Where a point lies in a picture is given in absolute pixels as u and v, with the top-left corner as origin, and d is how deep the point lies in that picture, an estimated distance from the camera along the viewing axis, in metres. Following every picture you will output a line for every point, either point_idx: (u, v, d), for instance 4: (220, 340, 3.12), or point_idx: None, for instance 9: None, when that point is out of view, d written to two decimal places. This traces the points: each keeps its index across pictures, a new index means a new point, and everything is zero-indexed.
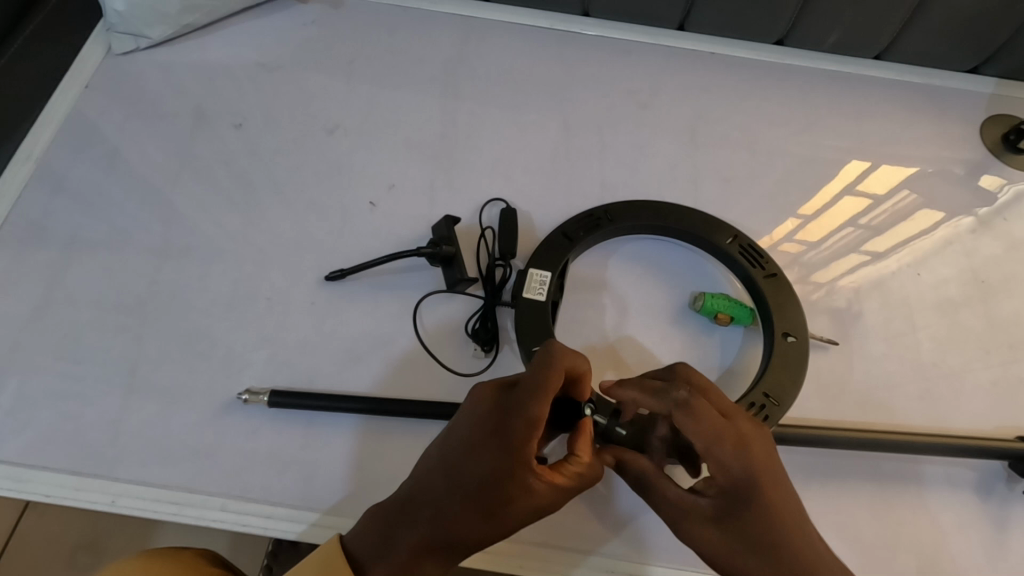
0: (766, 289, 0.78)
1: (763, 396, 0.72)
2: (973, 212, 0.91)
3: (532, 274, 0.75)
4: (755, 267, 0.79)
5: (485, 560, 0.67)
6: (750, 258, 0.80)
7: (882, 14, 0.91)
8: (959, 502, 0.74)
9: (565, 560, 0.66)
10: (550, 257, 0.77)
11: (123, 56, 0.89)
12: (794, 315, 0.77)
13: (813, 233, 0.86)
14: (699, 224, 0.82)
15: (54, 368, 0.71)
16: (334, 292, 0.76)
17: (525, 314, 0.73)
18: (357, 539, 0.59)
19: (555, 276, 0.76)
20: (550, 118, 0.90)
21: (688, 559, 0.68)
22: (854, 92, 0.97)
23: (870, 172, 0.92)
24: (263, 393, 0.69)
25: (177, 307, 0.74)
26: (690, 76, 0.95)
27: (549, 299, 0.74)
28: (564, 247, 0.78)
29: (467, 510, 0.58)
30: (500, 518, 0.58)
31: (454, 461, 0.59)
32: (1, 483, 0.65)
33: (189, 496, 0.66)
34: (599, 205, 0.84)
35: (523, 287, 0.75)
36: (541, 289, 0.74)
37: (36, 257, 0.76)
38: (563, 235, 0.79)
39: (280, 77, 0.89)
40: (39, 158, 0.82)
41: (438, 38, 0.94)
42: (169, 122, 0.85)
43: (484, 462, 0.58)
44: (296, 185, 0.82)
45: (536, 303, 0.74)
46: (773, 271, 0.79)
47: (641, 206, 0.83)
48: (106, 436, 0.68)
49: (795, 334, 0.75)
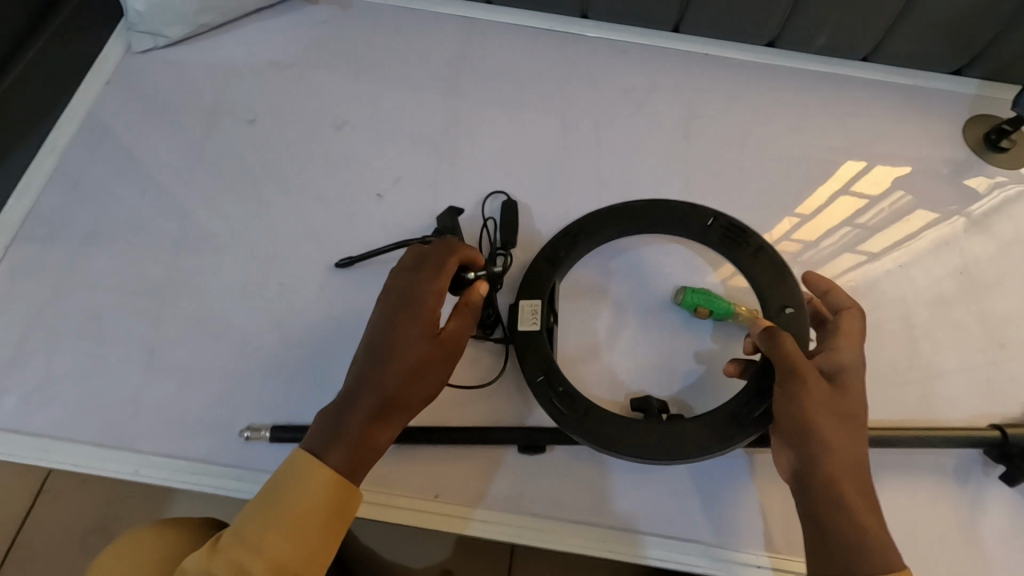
0: (752, 270, 0.80)
1: (764, 379, 0.72)
2: (966, 213, 0.94)
3: (522, 304, 0.78)
4: (740, 249, 0.82)
5: (504, 530, 0.70)
6: (733, 240, 0.82)
7: (869, 16, 0.95)
8: (938, 489, 0.78)
9: (576, 530, 0.71)
10: (538, 282, 0.79)
11: (141, 54, 0.93)
12: (788, 288, 0.77)
13: (811, 234, 0.90)
14: (679, 214, 0.84)
15: (77, 348, 0.75)
16: (343, 280, 0.80)
17: (524, 344, 0.75)
18: (315, 440, 0.61)
19: (544, 303, 0.78)
20: (550, 116, 0.94)
21: (684, 530, 0.71)
22: (843, 92, 1.01)
23: (865, 173, 0.95)
24: (263, 430, 0.71)
25: (193, 291, 0.79)
26: (684, 76, 0.99)
27: (544, 325, 0.76)
28: (550, 270, 0.80)
29: (406, 366, 0.63)
30: (439, 370, 0.65)
31: (370, 340, 0.65)
32: (30, 453, 0.70)
33: (206, 467, 0.70)
34: (574, 220, 0.85)
35: (517, 320, 0.77)
36: (534, 318, 0.77)
37: (60, 244, 0.80)
38: (545, 258, 0.81)
39: (291, 75, 0.94)
40: (62, 150, 0.86)
41: (443, 39, 0.98)
42: (186, 117, 0.89)
43: (407, 331, 0.64)
44: (307, 178, 0.86)
45: (532, 332, 0.76)
46: (757, 245, 0.81)
47: (619, 213, 0.84)
48: (127, 412, 0.72)
49: (790, 305, 0.76)
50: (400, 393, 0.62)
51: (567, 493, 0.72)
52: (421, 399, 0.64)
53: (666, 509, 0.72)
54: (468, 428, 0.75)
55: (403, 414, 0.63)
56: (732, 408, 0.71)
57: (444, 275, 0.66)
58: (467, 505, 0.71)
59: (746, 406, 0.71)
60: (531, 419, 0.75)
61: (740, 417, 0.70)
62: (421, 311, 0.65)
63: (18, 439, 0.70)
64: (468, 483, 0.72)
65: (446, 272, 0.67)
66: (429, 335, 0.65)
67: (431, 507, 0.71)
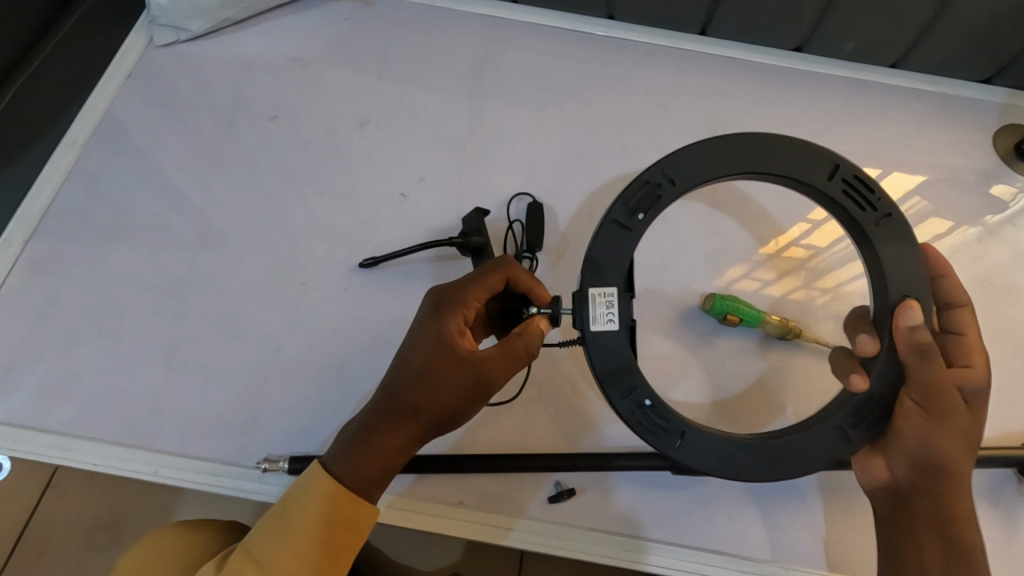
0: (877, 238, 0.63)
1: (881, 382, 0.61)
2: (982, 221, 0.93)
3: (592, 295, 0.58)
4: (864, 209, 0.63)
5: (530, 538, 0.70)
6: (857, 198, 0.63)
7: (901, 22, 0.93)
8: None
9: (600, 541, 0.70)
10: (608, 264, 0.59)
11: (163, 47, 0.92)
12: (915, 270, 0.62)
13: (825, 240, 0.84)
14: (792, 155, 0.63)
15: (97, 345, 0.74)
16: (365, 280, 0.79)
17: (597, 352, 0.58)
18: (334, 460, 0.59)
19: (623, 290, 0.59)
20: (575, 117, 0.93)
21: (705, 541, 0.72)
22: (869, 98, 1.00)
23: (881, 180, 0.94)
24: (280, 461, 0.69)
25: (214, 289, 0.78)
26: (709, 79, 0.98)
27: (623, 322, 0.58)
28: (624, 244, 0.60)
29: (422, 377, 0.58)
30: (458, 389, 0.58)
31: (403, 346, 0.61)
32: (50, 451, 0.69)
33: (227, 468, 0.70)
34: (654, 159, 0.61)
35: (587, 317, 0.58)
36: (609, 315, 0.58)
37: (80, 240, 0.79)
38: (618, 222, 0.60)
39: (313, 72, 0.92)
40: (82, 144, 0.85)
41: (468, 37, 0.97)
42: (208, 112, 0.88)
43: (432, 336, 0.59)
44: (330, 175, 0.85)
45: (609, 333, 0.58)
46: (886, 210, 0.63)
47: (721, 153, 0.62)
48: (147, 412, 0.72)
49: (914, 293, 0.62)
50: (415, 406, 0.58)
51: (590, 502, 0.72)
52: (435, 416, 0.58)
53: (689, 519, 0.72)
54: (494, 434, 0.74)
55: (416, 432, 0.59)
56: (840, 424, 0.60)
57: (476, 286, 0.62)
58: (496, 514, 0.70)
59: (855, 418, 0.61)
60: (559, 422, 0.74)
61: (850, 433, 0.61)
62: (441, 315, 0.60)
63: (37, 437, 0.70)
64: (494, 490, 0.71)
65: (482, 283, 0.62)
66: (446, 344, 0.59)
67: (458, 514, 0.70)
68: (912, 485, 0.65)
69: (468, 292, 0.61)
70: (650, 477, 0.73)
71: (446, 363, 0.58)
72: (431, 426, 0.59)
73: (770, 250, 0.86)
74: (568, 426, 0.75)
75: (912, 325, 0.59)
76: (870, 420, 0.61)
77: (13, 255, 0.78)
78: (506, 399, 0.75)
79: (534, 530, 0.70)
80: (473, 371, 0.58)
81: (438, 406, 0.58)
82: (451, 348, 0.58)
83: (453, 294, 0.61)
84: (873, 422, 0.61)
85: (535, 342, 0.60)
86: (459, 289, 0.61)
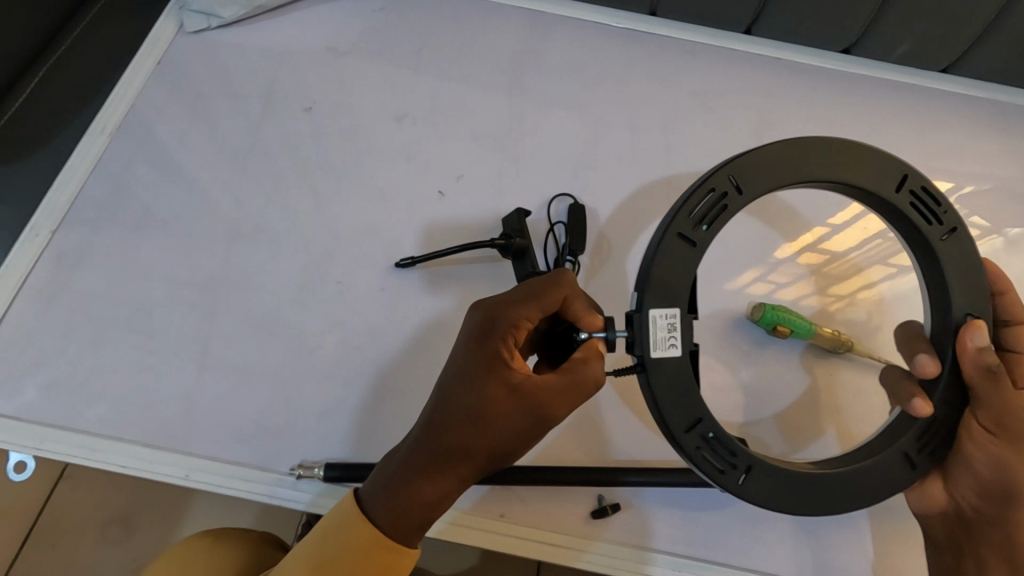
0: (943, 254, 0.59)
1: (943, 405, 0.59)
2: (1002, 231, 0.90)
3: (652, 316, 0.53)
4: (931, 224, 0.59)
5: (567, 556, 0.68)
6: (924, 210, 0.58)
7: (959, 26, 0.90)
8: None
9: (645, 559, 0.68)
10: (670, 283, 0.54)
11: (194, 34, 0.89)
12: (976, 283, 0.59)
13: (842, 244, 0.84)
14: (858, 165, 0.58)
15: (127, 342, 0.72)
16: (403, 281, 0.77)
17: (658, 379, 0.53)
18: (371, 491, 0.56)
19: (683, 312, 0.54)
20: (617, 116, 0.90)
21: (750, 562, 0.69)
22: (919, 103, 0.96)
23: None
24: (315, 468, 0.67)
25: (247, 287, 0.75)
26: (755, 80, 0.95)
27: (685, 347, 0.54)
28: (688, 261, 0.55)
29: (472, 410, 0.55)
30: (513, 425, 0.55)
31: (446, 371, 0.58)
32: (77, 451, 0.67)
33: (260, 474, 0.67)
34: (719, 161, 0.55)
35: (647, 342, 0.54)
36: (672, 339, 0.53)
37: (109, 232, 0.77)
38: (681, 236, 0.55)
39: (348, 63, 0.89)
40: (111, 133, 0.82)
41: (507, 31, 0.94)
42: (241, 102, 0.86)
43: (480, 365, 0.56)
44: (366, 171, 0.83)
45: (671, 359, 0.54)
46: (952, 224, 0.59)
47: (789, 155, 0.57)
48: (178, 412, 0.69)
49: (977, 310, 0.59)
50: (465, 440, 0.54)
51: (633, 519, 0.70)
52: (491, 452, 0.55)
53: (734, 538, 0.70)
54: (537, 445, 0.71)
55: (467, 468, 0.55)
56: (906, 452, 0.58)
57: (533, 306, 0.57)
58: (541, 530, 0.68)
59: (918, 444, 0.58)
60: (599, 436, 0.72)
61: (914, 459, 0.58)
62: (493, 341, 0.57)
63: (64, 436, 0.67)
64: (534, 506, 0.69)
65: (537, 302, 0.57)
66: (499, 374, 0.55)
67: (501, 528, 0.68)
68: (975, 510, 0.64)
69: (513, 314, 0.57)
70: (694, 493, 0.71)
71: (499, 395, 0.55)
72: (486, 462, 0.55)
73: (782, 256, 0.83)
74: (614, 438, 0.73)
75: (980, 346, 0.57)
76: (933, 445, 0.59)
77: (40, 246, 0.75)
78: None
79: (572, 548, 0.68)
80: (526, 402, 0.55)
81: (492, 441, 0.55)
82: (502, 380, 0.55)
83: (497, 318, 0.57)
84: (934, 446, 0.59)
85: (590, 370, 0.56)
86: (502, 312, 0.57)
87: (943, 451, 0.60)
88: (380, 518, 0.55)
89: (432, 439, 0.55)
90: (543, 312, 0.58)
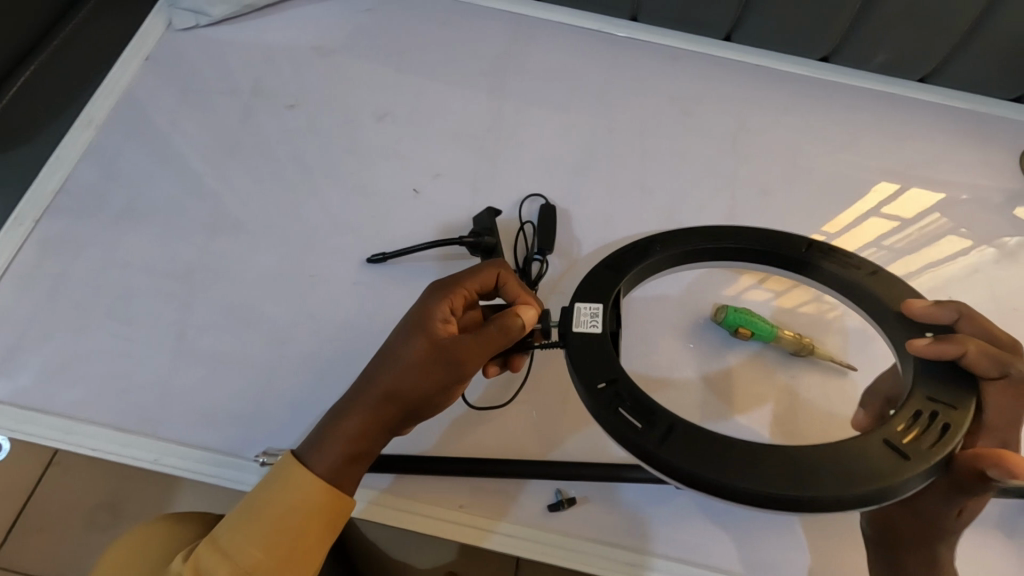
0: (872, 289, 0.65)
1: (931, 399, 0.56)
2: (991, 242, 0.88)
3: (577, 307, 0.60)
4: (851, 271, 0.66)
5: (480, 536, 0.69)
6: (839, 262, 0.67)
7: (934, 35, 0.91)
8: (992, 547, 0.71)
9: (608, 555, 0.69)
10: (596, 287, 0.62)
11: (183, 32, 0.92)
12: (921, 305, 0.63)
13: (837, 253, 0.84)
14: (762, 240, 0.69)
15: (105, 329, 0.74)
16: (376, 275, 0.79)
17: (575, 349, 0.58)
18: (310, 452, 0.59)
19: (608, 307, 0.60)
20: (594, 120, 0.92)
21: (712, 561, 0.69)
22: (897, 112, 0.97)
23: (897, 196, 0.90)
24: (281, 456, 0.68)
25: (224, 277, 0.77)
26: (734, 86, 0.96)
27: (607, 329, 0.59)
28: (611, 280, 0.63)
29: (401, 355, 0.60)
30: (428, 370, 0.59)
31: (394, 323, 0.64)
32: (52, 433, 0.69)
33: (230, 460, 0.69)
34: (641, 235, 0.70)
35: (569, 322, 0.59)
36: (594, 321, 0.59)
37: (93, 221, 0.79)
38: (608, 266, 0.65)
39: (334, 62, 0.92)
40: (99, 125, 0.85)
41: (490, 34, 0.96)
42: (226, 98, 0.88)
43: (421, 314, 0.62)
44: (346, 168, 0.85)
45: (592, 336, 0.58)
46: (872, 269, 0.66)
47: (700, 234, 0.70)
48: (152, 398, 0.71)
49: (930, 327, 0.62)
50: (386, 383, 0.59)
51: (600, 517, 0.71)
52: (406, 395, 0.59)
53: (693, 536, 0.70)
54: (499, 436, 0.74)
55: (380, 413, 0.59)
56: (888, 437, 0.53)
57: (474, 277, 0.65)
58: (493, 519, 0.70)
59: (904, 434, 0.53)
60: (567, 432, 0.74)
61: (903, 449, 0.52)
62: (434, 292, 0.64)
63: (41, 419, 0.69)
64: (493, 497, 0.71)
65: (477, 275, 0.65)
66: (428, 324, 0.60)
67: (460, 518, 0.70)
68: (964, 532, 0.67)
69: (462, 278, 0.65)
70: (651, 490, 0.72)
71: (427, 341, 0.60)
72: (401, 405, 0.60)
73: None
74: (579, 431, 0.74)
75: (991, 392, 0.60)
76: (929, 437, 0.53)
77: (25, 234, 0.78)
78: (505, 415, 0.75)
79: (491, 530, 0.69)
80: (449, 350, 0.59)
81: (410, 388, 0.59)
82: (433, 328, 0.60)
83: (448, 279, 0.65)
84: (932, 440, 0.53)
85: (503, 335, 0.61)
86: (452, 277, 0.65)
87: (950, 446, 0.53)
88: (323, 465, 0.59)
89: (366, 392, 0.60)
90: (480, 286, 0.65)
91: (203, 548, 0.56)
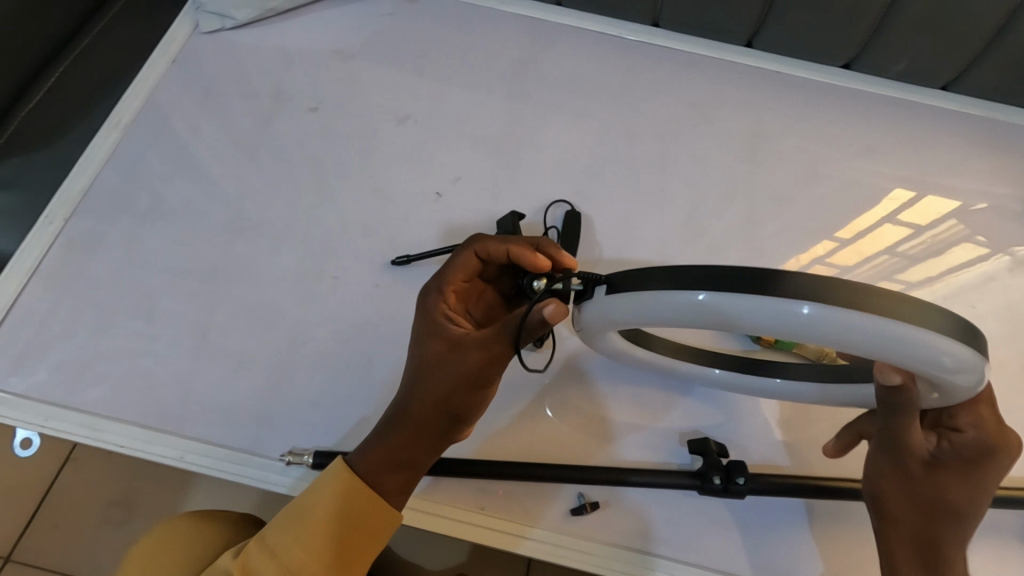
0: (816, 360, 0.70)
1: None
2: (1010, 251, 0.88)
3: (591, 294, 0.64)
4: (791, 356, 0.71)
5: (506, 539, 0.69)
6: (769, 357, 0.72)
7: (957, 42, 0.90)
8: (1005, 555, 0.71)
9: (633, 559, 0.69)
10: None
11: (208, 34, 0.93)
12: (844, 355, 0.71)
13: (850, 258, 0.85)
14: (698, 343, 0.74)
15: (130, 327, 0.75)
16: (397, 276, 0.79)
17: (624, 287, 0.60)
18: (360, 454, 0.60)
19: None
20: (613, 123, 0.92)
21: (728, 565, 0.70)
22: (916, 119, 0.97)
23: (915, 203, 0.90)
24: (304, 456, 0.69)
25: (247, 278, 0.78)
26: (753, 91, 0.97)
27: None
28: None
29: (426, 370, 0.59)
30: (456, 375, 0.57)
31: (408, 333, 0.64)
32: (77, 430, 0.70)
33: (250, 458, 0.70)
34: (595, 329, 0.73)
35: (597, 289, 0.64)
36: None
37: (119, 220, 0.80)
38: None
39: (356, 65, 0.92)
40: (125, 126, 0.86)
41: (510, 38, 0.97)
42: (250, 99, 0.89)
43: (424, 323, 0.62)
44: (367, 169, 0.85)
45: None
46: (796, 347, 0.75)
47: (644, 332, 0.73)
48: (175, 396, 0.72)
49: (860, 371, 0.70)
50: (416, 394, 0.59)
51: (624, 521, 0.71)
52: (441, 398, 0.58)
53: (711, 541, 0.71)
54: (524, 440, 0.74)
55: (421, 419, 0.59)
56: None
57: (453, 269, 0.64)
58: (516, 521, 0.70)
59: None
60: (584, 434, 0.75)
61: None
62: (431, 302, 0.63)
63: (67, 416, 0.70)
64: (518, 500, 0.71)
65: (458, 266, 0.64)
66: (438, 331, 0.60)
67: (480, 520, 0.70)
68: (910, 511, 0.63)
69: (452, 274, 0.64)
70: (671, 496, 0.72)
71: (442, 347, 0.59)
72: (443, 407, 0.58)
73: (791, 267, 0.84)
74: (606, 435, 0.75)
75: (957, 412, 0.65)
76: None
77: (53, 233, 0.79)
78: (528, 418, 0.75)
79: (518, 533, 0.70)
80: (465, 349, 0.58)
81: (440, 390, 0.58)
82: (444, 333, 0.60)
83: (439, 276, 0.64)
84: None
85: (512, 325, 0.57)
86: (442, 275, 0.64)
87: None
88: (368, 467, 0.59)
89: (404, 409, 0.59)
90: (466, 275, 0.65)
91: (253, 548, 0.57)
